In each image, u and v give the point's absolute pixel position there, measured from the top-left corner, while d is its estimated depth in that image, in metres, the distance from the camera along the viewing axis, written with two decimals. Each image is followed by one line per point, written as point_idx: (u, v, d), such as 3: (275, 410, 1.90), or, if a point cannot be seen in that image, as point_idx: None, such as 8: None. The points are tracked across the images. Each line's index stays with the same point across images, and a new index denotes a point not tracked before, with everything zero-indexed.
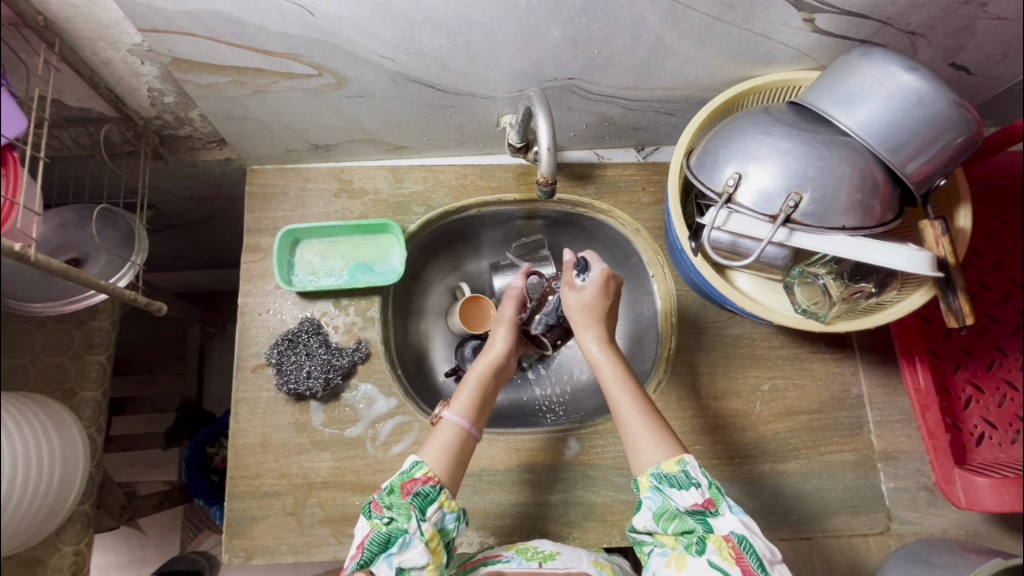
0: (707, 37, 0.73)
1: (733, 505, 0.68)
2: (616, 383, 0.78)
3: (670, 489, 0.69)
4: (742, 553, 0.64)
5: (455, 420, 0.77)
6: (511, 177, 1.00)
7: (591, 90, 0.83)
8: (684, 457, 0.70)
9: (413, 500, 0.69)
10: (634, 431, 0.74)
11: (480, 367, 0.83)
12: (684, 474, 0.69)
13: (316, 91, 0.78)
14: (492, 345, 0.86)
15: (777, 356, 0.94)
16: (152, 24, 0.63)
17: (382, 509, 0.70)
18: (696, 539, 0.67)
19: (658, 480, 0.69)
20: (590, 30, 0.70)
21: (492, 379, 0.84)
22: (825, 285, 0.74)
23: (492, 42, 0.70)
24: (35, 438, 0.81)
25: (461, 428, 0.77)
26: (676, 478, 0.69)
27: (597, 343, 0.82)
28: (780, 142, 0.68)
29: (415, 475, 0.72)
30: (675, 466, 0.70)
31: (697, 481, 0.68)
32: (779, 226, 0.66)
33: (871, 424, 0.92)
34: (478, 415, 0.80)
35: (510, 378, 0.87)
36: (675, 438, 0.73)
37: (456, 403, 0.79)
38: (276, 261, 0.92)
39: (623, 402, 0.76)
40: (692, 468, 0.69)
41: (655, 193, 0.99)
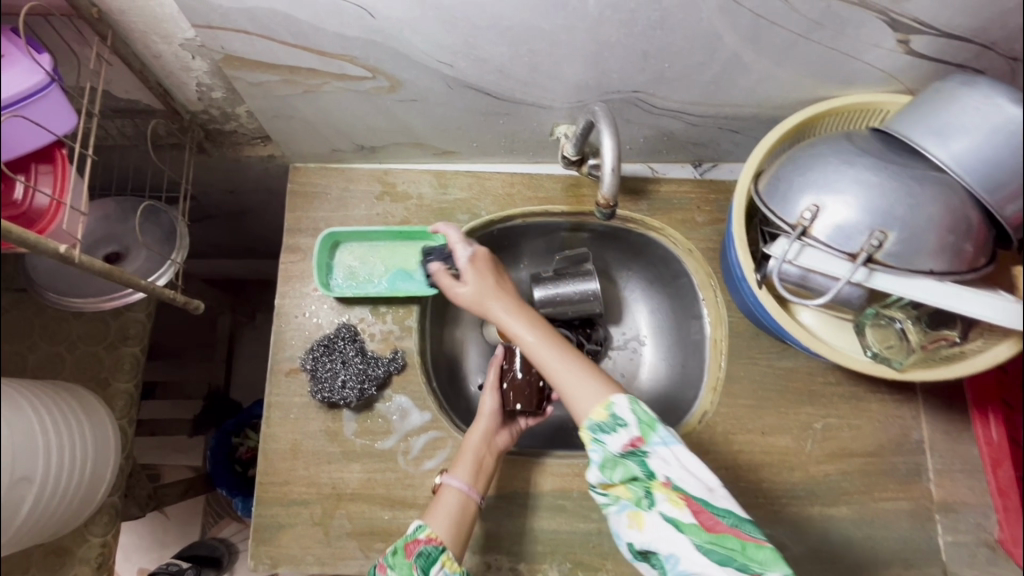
0: (788, 55, 0.68)
1: (665, 437, 0.63)
2: (545, 348, 0.68)
3: (604, 437, 0.64)
4: (689, 496, 0.62)
5: (456, 484, 0.76)
6: (559, 188, 0.95)
7: (655, 104, 0.78)
8: (612, 399, 0.64)
9: (416, 560, 0.68)
10: (565, 381, 0.67)
11: (476, 432, 0.81)
12: (612, 419, 0.63)
13: (368, 94, 0.75)
14: (484, 407, 0.83)
15: (832, 393, 0.89)
16: (207, 20, 0.61)
17: (384, 569, 0.69)
18: (643, 488, 0.64)
19: (592, 433, 0.64)
20: (664, 43, 0.66)
21: (489, 443, 0.81)
22: (902, 330, 0.67)
23: (558, 51, 0.66)
24: (67, 435, 0.80)
25: (463, 493, 0.76)
26: (604, 425, 0.64)
27: (503, 310, 0.71)
28: (866, 174, 0.62)
29: (418, 536, 0.70)
30: (604, 412, 0.64)
31: (622, 419, 0.63)
32: (859, 266, 0.62)
33: (930, 472, 0.86)
34: (480, 478, 0.78)
35: (511, 437, 0.85)
36: (602, 377, 0.67)
37: (457, 468, 0.78)
38: (315, 264, 0.88)
39: (548, 364, 0.68)
40: (619, 410, 0.63)
41: (711, 212, 0.94)
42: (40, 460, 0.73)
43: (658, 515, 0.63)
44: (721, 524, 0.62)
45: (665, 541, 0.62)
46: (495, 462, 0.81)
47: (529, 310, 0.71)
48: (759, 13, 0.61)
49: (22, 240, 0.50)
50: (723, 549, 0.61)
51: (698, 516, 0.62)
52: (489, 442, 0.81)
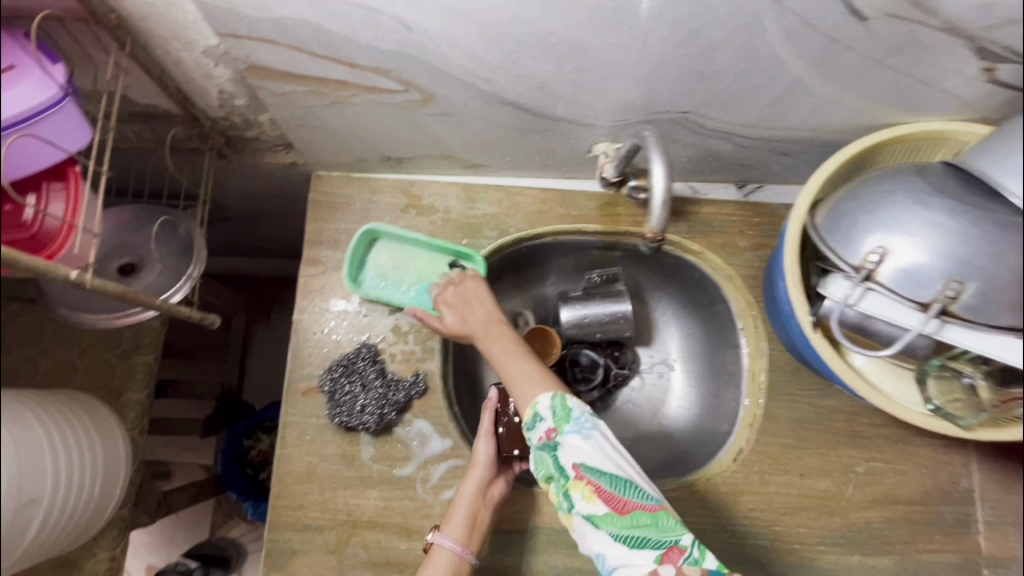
0: (857, 81, 0.62)
1: (579, 425, 0.61)
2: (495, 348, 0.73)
3: (533, 435, 0.64)
4: (599, 485, 0.58)
5: (448, 546, 0.72)
6: (593, 206, 0.91)
7: (705, 125, 0.73)
8: (537, 398, 0.64)
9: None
10: (512, 380, 0.68)
11: (469, 485, 0.77)
12: (535, 417, 0.63)
13: (398, 106, 0.71)
14: (477, 457, 0.78)
15: (877, 435, 0.83)
16: (232, 29, 0.57)
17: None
18: (563, 489, 0.60)
19: (525, 431, 0.65)
20: (723, 65, 0.60)
21: (483, 495, 0.77)
22: (972, 385, 0.62)
23: (607, 70, 0.61)
24: (79, 451, 0.77)
25: (455, 555, 0.72)
26: (531, 423, 0.64)
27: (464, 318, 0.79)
28: (942, 217, 0.56)
29: None
30: (529, 411, 0.64)
31: (543, 416, 0.63)
32: (932, 317, 0.57)
33: (980, 523, 0.81)
34: (474, 535, 0.75)
35: (507, 485, 0.80)
36: (542, 377, 0.67)
37: (449, 525, 0.74)
38: (349, 257, 0.85)
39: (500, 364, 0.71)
40: (541, 407, 0.63)
41: (754, 237, 0.89)
42: (48, 479, 0.70)
43: (579, 514, 0.59)
44: (632, 505, 0.58)
45: (591, 540, 0.59)
46: (490, 515, 0.77)
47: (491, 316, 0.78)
48: (833, 36, 0.56)
49: (31, 267, 0.47)
50: (639, 534, 0.57)
51: (610, 505, 0.58)
52: (484, 494, 0.77)
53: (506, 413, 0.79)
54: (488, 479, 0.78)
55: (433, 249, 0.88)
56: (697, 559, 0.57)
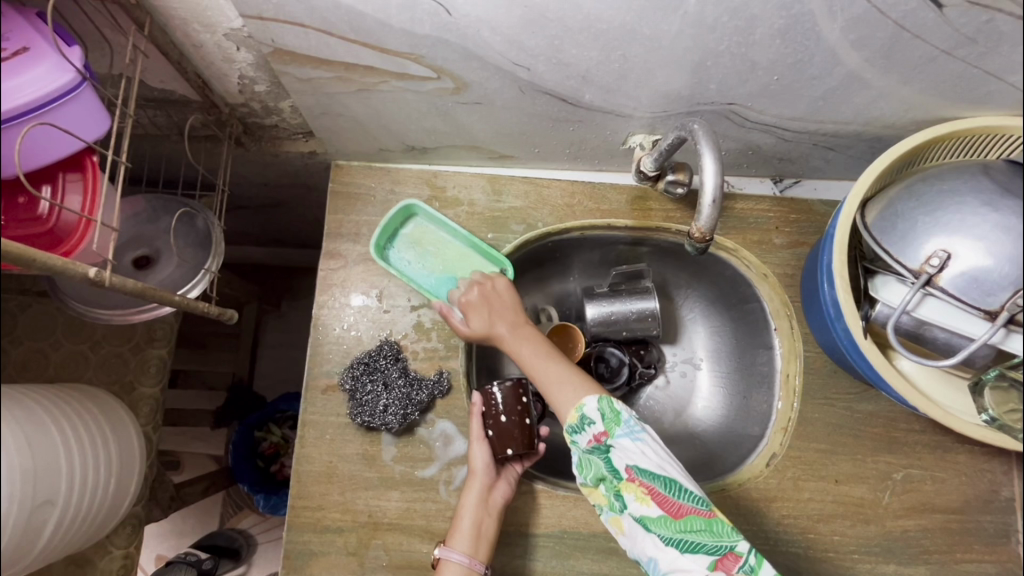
0: (921, 72, 0.59)
1: (629, 428, 0.60)
2: (522, 348, 0.72)
3: (577, 437, 0.63)
4: (653, 487, 0.58)
5: (457, 559, 0.70)
6: (624, 200, 0.87)
7: (750, 118, 0.69)
8: (583, 400, 0.63)
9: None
10: (547, 384, 0.68)
11: (469, 496, 0.74)
12: (582, 420, 0.63)
13: (428, 94, 0.67)
14: (476, 465, 0.75)
15: (916, 441, 0.81)
16: (258, 11, 0.53)
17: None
18: (615, 490, 0.61)
19: (567, 433, 0.64)
20: (780, 54, 0.57)
21: (485, 503, 0.74)
22: None
23: (655, 58, 0.58)
24: (94, 450, 0.75)
25: (466, 568, 0.70)
26: (576, 427, 0.63)
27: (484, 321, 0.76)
28: (1013, 219, 0.51)
29: None
30: (575, 414, 0.63)
31: (591, 420, 0.62)
32: (999, 328, 0.53)
33: (1020, 534, 0.79)
34: (481, 545, 0.72)
35: (511, 488, 0.77)
36: (580, 379, 0.66)
37: (455, 539, 0.72)
38: (383, 225, 0.84)
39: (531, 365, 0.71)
40: (588, 410, 0.62)
41: (790, 234, 0.85)
42: (62, 480, 0.67)
43: (631, 515, 0.60)
44: (686, 509, 0.58)
45: (642, 543, 0.60)
46: (495, 522, 0.74)
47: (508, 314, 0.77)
48: (902, 25, 0.52)
49: (47, 266, 0.44)
50: (694, 538, 0.57)
51: (664, 507, 0.58)
52: (485, 501, 0.74)
53: (491, 414, 0.76)
54: (489, 486, 0.75)
55: (467, 245, 0.86)
56: (753, 566, 0.56)
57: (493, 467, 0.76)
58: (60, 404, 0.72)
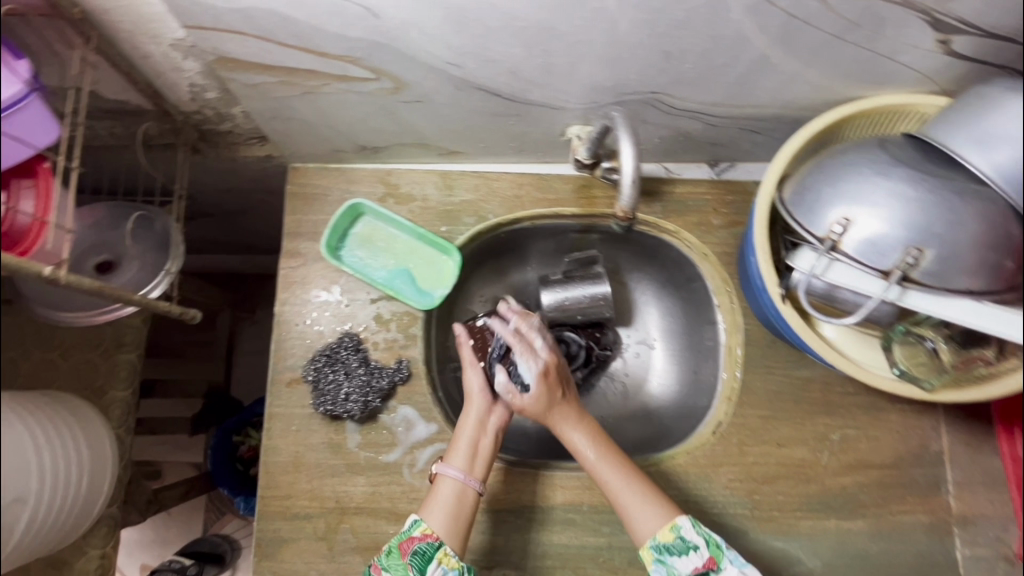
0: (820, 56, 0.64)
1: (733, 556, 0.69)
2: (601, 464, 0.75)
3: (669, 558, 0.69)
4: None
5: (453, 474, 0.74)
6: (570, 189, 0.92)
7: (674, 105, 0.74)
8: (677, 520, 0.70)
9: (410, 560, 0.68)
10: (627, 503, 0.72)
11: (467, 415, 0.78)
12: (681, 541, 0.69)
13: (370, 95, 0.71)
14: (472, 390, 0.80)
15: (850, 403, 0.86)
16: (198, 20, 0.57)
17: (381, 571, 0.69)
18: None
19: (658, 555, 0.69)
20: (688, 44, 0.62)
21: (484, 425, 0.78)
22: (935, 349, 0.65)
23: (575, 52, 0.62)
24: (67, 449, 0.77)
25: (460, 484, 0.74)
26: (671, 546, 0.69)
27: (572, 428, 0.77)
28: (903, 186, 0.58)
29: (412, 534, 0.70)
30: (671, 534, 0.70)
31: (694, 541, 0.69)
32: (893, 284, 0.59)
33: (950, 484, 0.84)
34: (477, 463, 0.76)
35: (508, 412, 0.81)
36: (662, 497, 0.73)
37: (452, 456, 0.76)
38: (332, 226, 0.87)
39: (610, 477, 0.74)
40: (686, 532, 0.70)
41: (727, 214, 0.90)
42: (34, 478, 0.70)
43: None
44: None
45: None
46: (491, 443, 0.78)
47: (588, 424, 0.78)
48: (792, 13, 0.57)
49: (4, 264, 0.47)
50: None
51: None
52: (484, 423, 0.78)
53: (483, 340, 0.83)
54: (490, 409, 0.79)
55: (415, 236, 0.90)
56: None
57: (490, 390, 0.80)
58: (33, 404, 0.75)
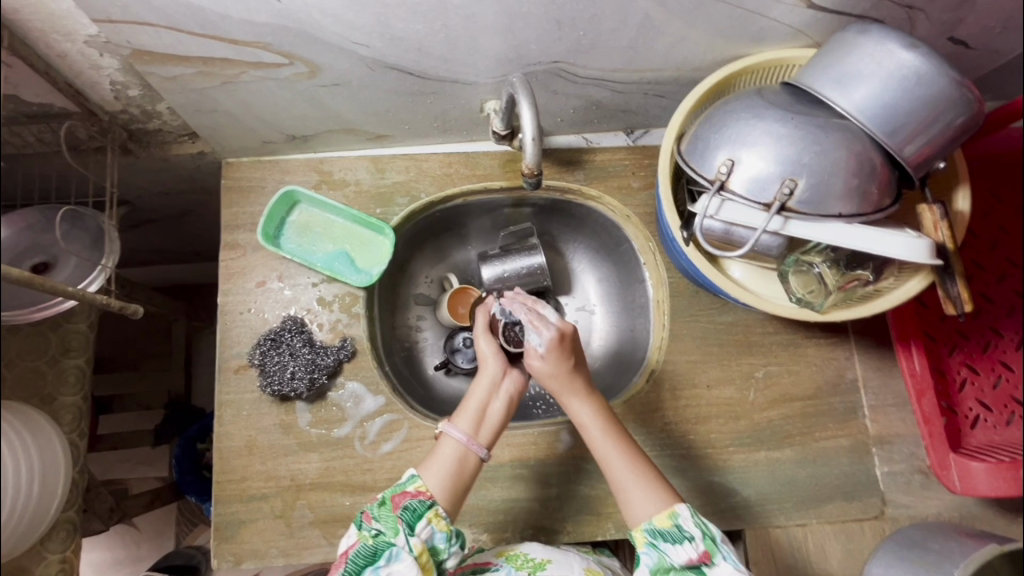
0: (698, 15, 0.70)
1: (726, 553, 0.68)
2: (603, 441, 0.76)
3: (662, 543, 0.69)
4: None
5: (456, 436, 0.75)
6: (497, 164, 0.96)
7: (578, 73, 0.80)
8: (675, 507, 0.70)
9: (402, 513, 0.69)
10: (627, 488, 0.72)
11: (481, 380, 0.79)
12: (676, 528, 0.69)
13: (288, 81, 0.74)
14: (483, 353, 0.82)
15: (771, 342, 0.93)
16: (106, 14, 0.60)
17: (371, 520, 0.70)
18: None
19: (652, 539, 0.69)
20: (576, 11, 0.67)
21: (495, 389, 0.79)
22: (821, 274, 0.71)
23: (473, 25, 0.67)
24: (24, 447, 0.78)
25: (463, 446, 0.75)
26: (667, 532, 0.69)
27: (580, 401, 0.77)
28: (775, 126, 0.65)
29: (407, 489, 0.72)
30: (668, 520, 0.69)
31: (690, 534, 0.68)
32: (774, 215, 0.64)
33: (865, 408, 0.91)
34: (483, 430, 0.77)
35: (521, 378, 0.81)
36: (668, 489, 0.72)
37: (459, 419, 0.77)
38: (267, 214, 0.90)
39: (611, 457, 0.75)
40: (684, 522, 0.69)
41: (646, 177, 0.96)
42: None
43: None
44: None
45: None
46: (501, 408, 0.78)
47: (596, 397, 0.79)
48: None
49: None
50: None
51: None
52: (495, 387, 0.79)
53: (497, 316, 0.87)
54: (501, 373, 0.80)
55: (351, 220, 0.94)
56: None
57: (502, 357, 0.81)
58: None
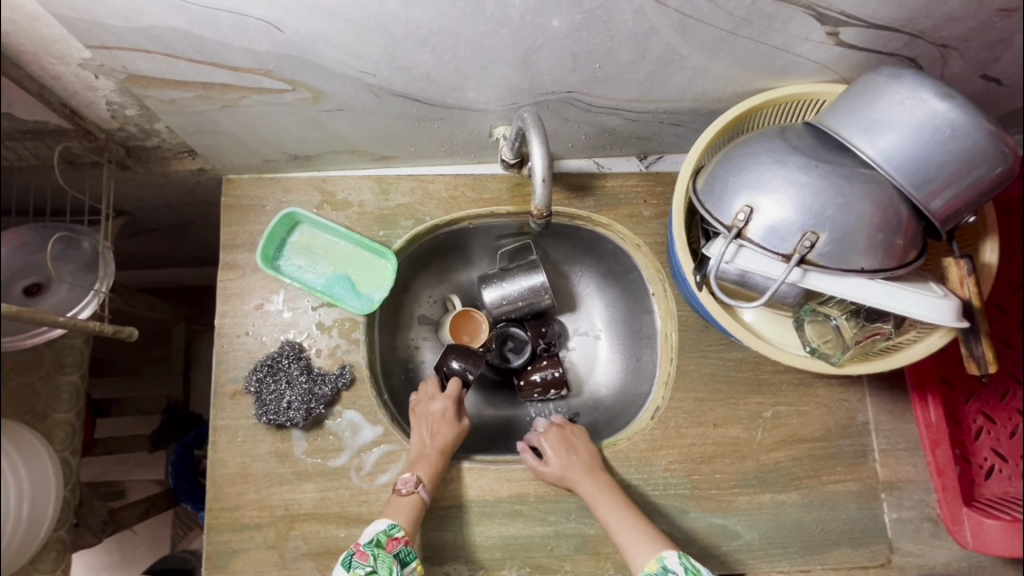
0: (721, 50, 0.67)
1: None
2: (611, 509, 0.79)
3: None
4: None
5: (407, 483, 0.79)
6: (504, 188, 0.93)
7: (592, 102, 0.77)
8: (664, 552, 0.73)
9: (398, 555, 0.72)
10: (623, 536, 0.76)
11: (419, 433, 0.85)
12: (663, 570, 0.72)
13: (291, 106, 0.72)
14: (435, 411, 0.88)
15: (780, 380, 0.90)
16: (101, 40, 0.57)
17: (366, 558, 0.71)
18: None
19: None
20: (594, 44, 0.64)
21: (432, 437, 0.85)
22: (838, 326, 0.68)
23: (484, 57, 0.65)
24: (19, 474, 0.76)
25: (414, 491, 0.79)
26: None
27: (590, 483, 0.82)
28: (797, 174, 0.62)
29: (396, 535, 0.74)
30: (655, 564, 0.73)
31: (674, 569, 0.71)
32: (793, 267, 0.61)
33: (876, 452, 0.89)
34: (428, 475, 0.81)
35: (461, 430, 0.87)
36: (659, 536, 0.76)
37: (415, 468, 0.82)
38: (267, 235, 0.87)
39: (613, 519, 0.78)
40: (670, 562, 0.72)
41: (657, 205, 0.94)
42: None
43: None
44: None
45: None
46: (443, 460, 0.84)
47: (603, 477, 0.83)
48: (685, 12, 0.60)
49: None
50: None
51: None
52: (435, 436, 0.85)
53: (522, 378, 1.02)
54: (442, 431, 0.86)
55: (352, 243, 0.91)
56: None
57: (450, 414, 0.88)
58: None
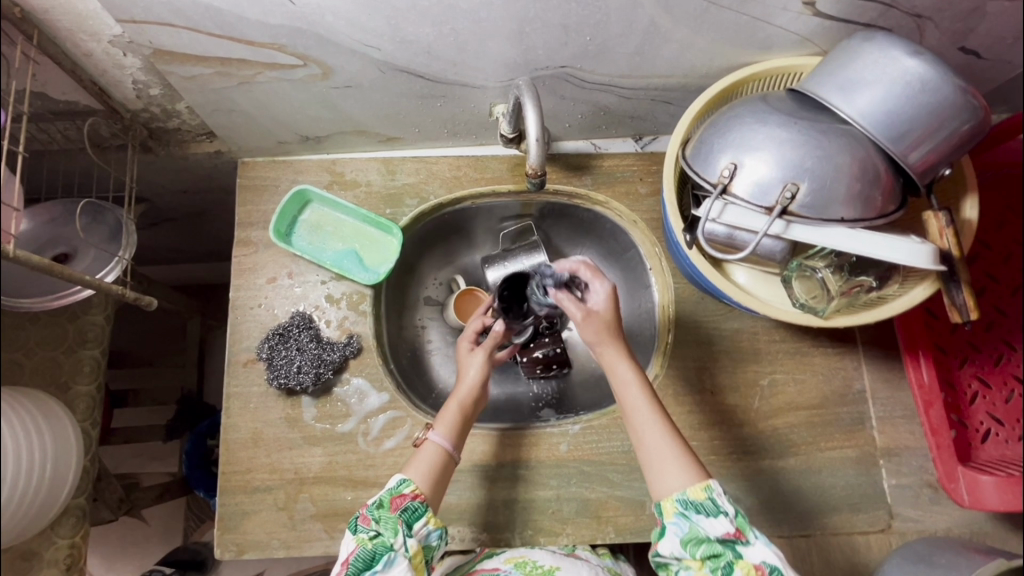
0: (704, 22, 0.71)
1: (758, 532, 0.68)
2: (645, 415, 0.74)
3: (695, 515, 0.68)
4: None
5: (435, 440, 0.78)
6: (505, 168, 0.98)
7: (586, 78, 0.81)
8: (710, 482, 0.68)
9: (401, 515, 0.71)
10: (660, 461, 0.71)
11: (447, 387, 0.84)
12: (711, 503, 0.67)
13: (302, 82, 0.77)
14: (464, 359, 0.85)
15: (777, 349, 0.92)
16: (129, 15, 0.62)
17: (369, 522, 0.71)
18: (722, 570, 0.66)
19: (683, 506, 0.68)
20: (584, 17, 0.69)
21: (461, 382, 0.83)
22: (824, 279, 0.71)
23: (480, 30, 0.69)
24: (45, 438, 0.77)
25: (441, 448, 0.79)
26: (700, 504, 0.68)
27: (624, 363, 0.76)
28: (777, 131, 0.65)
29: (404, 492, 0.73)
30: (703, 493, 0.68)
31: (725, 511, 0.67)
32: (776, 218, 0.64)
33: (873, 419, 0.90)
34: (457, 430, 0.80)
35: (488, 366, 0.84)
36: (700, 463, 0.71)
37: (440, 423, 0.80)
38: (279, 211, 0.92)
39: (649, 428, 0.73)
40: (719, 496, 0.67)
41: (653, 183, 0.97)
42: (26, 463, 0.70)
43: None
44: None
45: None
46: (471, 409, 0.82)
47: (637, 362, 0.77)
48: None
49: None
50: None
51: None
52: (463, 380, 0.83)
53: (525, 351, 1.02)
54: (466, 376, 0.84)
55: (361, 220, 0.95)
56: None
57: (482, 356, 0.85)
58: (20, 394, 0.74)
